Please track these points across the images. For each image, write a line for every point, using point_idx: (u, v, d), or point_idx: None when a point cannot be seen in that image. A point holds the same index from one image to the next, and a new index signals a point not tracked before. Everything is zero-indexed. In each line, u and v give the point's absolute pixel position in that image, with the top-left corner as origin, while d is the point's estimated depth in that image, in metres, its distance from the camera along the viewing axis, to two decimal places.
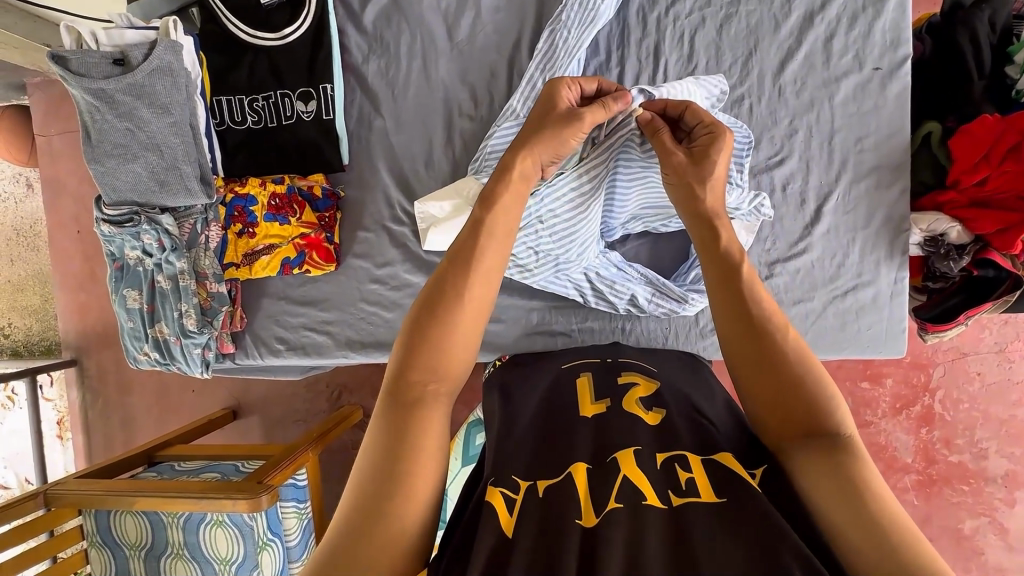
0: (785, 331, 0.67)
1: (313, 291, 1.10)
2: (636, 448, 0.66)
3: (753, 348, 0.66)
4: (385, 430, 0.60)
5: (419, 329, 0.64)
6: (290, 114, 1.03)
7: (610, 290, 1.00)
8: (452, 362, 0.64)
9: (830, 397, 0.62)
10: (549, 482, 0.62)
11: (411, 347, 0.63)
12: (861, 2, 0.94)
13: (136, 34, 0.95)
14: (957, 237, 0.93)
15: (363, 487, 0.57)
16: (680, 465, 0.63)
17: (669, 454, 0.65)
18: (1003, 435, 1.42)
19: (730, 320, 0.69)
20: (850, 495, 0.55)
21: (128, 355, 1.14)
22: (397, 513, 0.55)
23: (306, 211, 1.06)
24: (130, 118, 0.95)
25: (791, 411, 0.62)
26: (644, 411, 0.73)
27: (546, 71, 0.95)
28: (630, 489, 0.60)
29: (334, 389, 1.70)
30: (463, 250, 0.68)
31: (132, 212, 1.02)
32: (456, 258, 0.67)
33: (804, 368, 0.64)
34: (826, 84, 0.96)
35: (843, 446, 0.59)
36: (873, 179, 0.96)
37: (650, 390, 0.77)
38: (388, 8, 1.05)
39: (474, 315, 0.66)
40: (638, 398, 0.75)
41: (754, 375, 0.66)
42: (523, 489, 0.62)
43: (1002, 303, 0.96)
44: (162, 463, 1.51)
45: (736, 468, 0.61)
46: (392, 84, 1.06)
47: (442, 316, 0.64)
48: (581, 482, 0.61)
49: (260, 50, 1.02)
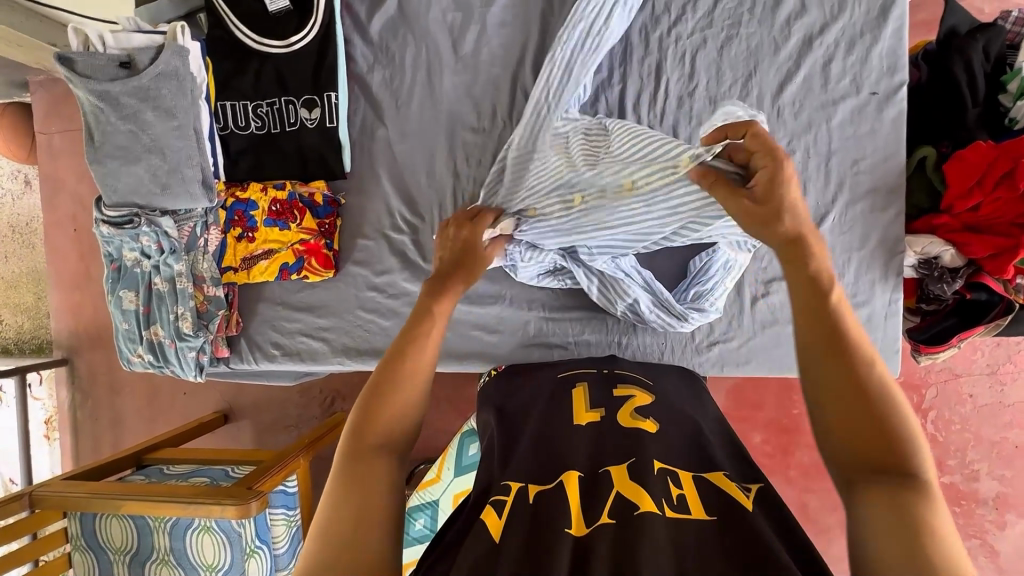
0: (871, 361, 0.62)
1: (311, 297, 1.10)
2: (630, 460, 0.66)
3: (839, 368, 0.61)
4: (342, 485, 0.60)
5: (382, 380, 0.69)
6: (294, 121, 1.04)
7: (615, 289, 0.98)
8: (405, 417, 0.68)
9: (905, 434, 0.58)
10: (542, 486, 0.63)
11: (370, 411, 0.66)
12: (860, 28, 0.96)
13: (143, 38, 0.95)
14: (951, 260, 0.94)
15: (333, 515, 0.58)
16: (673, 479, 0.63)
17: (664, 465, 0.65)
18: (995, 457, 1.42)
19: (810, 339, 0.64)
20: (904, 525, 0.51)
21: (122, 357, 1.12)
22: (364, 535, 0.56)
23: (307, 217, 1.06)
24: (134, 120, 0.95)
25: (863, 435, 0.58)
26: (639, 421, 0.74)
27: (552, 95, 0.95)
28: (624, 499, 0.60)
29: (328, 395, 1.70)
30: (412, 324, 0.74)
31: (131, 214, 1.01)
32: (407, 331, 0.73)
33: (883, 403, 0.59)
34: (824, 106, 0.97)
35: (916, 485, 0.54)
36: (869, 201, 0.97)
37: (646, 404, 0.78)
38: (395, 19, 1.06)
39: (422, 378, 0.70)
40: (632, 409, 0.76)
41: (832, 397, 0.61)
42: (514, 487, 0.63)
43: (994, 326, 0.97)
44: (149, 466, 1.51)
45: (727, 485, 0.61)
46: (396, 94, 1.07)
47: (393, 381, 0.68)
48: (571, 491, 0.62)
49: (266, 57, 1.03)
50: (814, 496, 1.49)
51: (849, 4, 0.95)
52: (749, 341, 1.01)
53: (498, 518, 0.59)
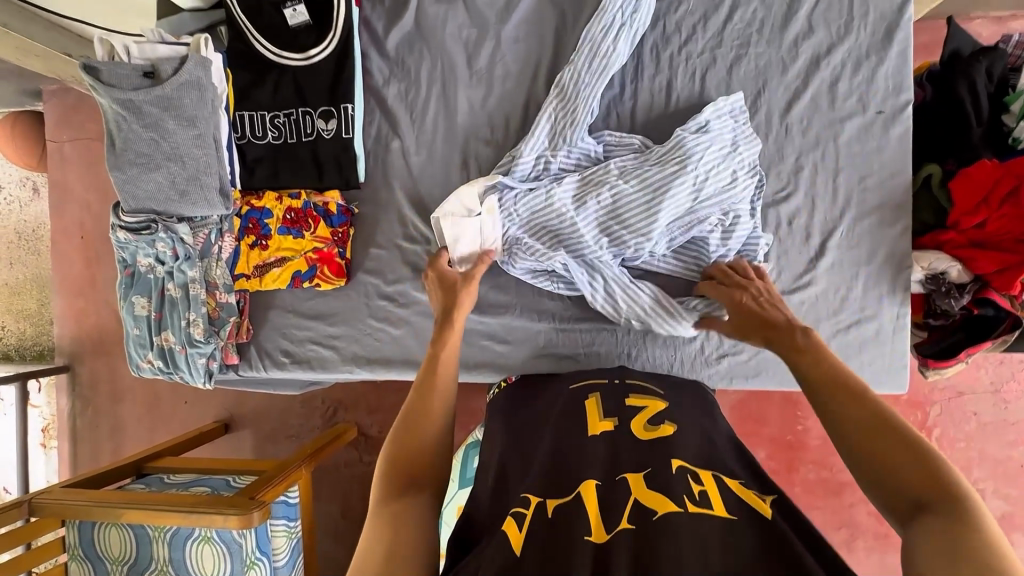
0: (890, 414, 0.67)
1: (322, 305, 1.11)
2: (647, 470, 0.66)
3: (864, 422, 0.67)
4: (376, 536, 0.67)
5: (409, 424, 0.79)
6: (311, 132, 1.06)
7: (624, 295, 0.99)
8: (422, 458, 0.76)
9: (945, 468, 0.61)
10: (560, 499, 0.63)
11: (393, 467, 0.75)
12: (866, 48, 0.98)
13: (167, 49, 0.97)
14: (958, 276, 0.95)
15: (369, 542, 0.67)
16: (692, 476, 0.65)
17: (683, 464, 0.67)
18: (1000, 476, 1.42)
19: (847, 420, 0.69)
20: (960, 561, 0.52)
21: (131, 362, 1.13)
22: (395, 550, 0.65)
23: (321, 226, 1.07)
24: (155, 128, 0.96)
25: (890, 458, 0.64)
26: (649, 429, 0.75)
27: (564, 113, 1.00)
28: (641, 503, 0.61)
29: (331, 405, 1.69)
30: (424, 383, 0.85)
31: (149, 220, 1.03)
32: (420, 389, 0.84)
33: (909, 438, 0.64)
34: (831, 124, 0.99)
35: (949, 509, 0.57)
36: (876, 217, 0.99)
37: (660, 411, 0.79)
38: (411, 35, 1.09)
39: (434, 424, 0.79)
40: (645, 418, 0.77)
41: (868, 443, 0.66)
42: (532, 503, 0.63)
43: (1000, 342, 0.97)
44: (149, 475, 1.50)
45: (749, 497, 0.62)
46: (411, 107, 1.09)
47: (410, 434, 0.78)
48: (590, 502, 0.62)
49: (285, 69, 1.05)
50: (818, 513, 1.49)
51: (855, 25, 0.98)
52: (759, 353, 1.01)
53: (516, 524, 0.60)
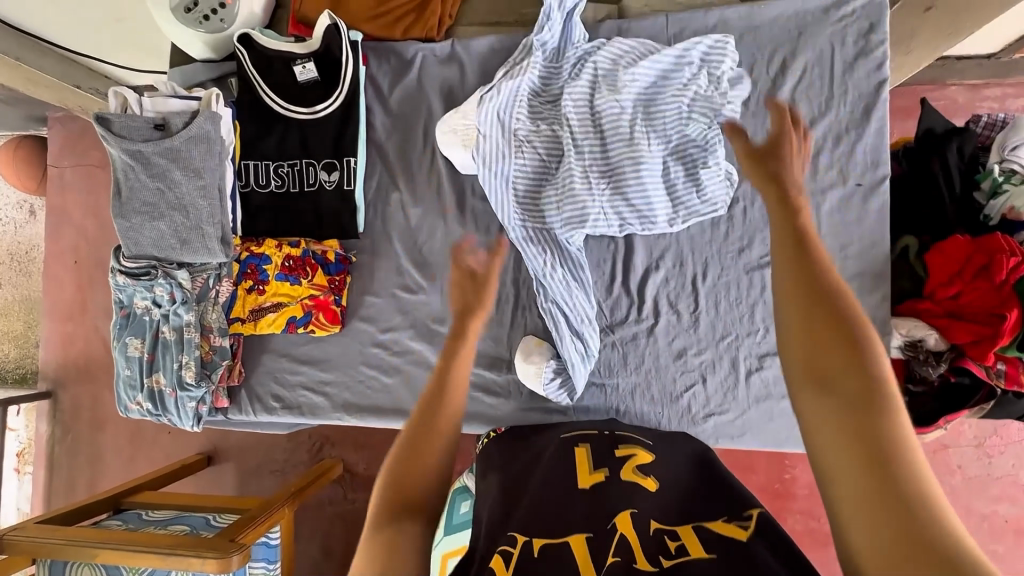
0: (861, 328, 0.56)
1: (315, 350, 1.12)
2: (631, 510, 0.69)
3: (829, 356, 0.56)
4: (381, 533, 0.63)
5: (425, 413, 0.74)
6: (313, 182, 1.09)
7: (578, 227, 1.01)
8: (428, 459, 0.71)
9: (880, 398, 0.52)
10: (546, 539, 0.64)
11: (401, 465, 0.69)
12: (845, 124, 1.04)
13: (179, 103, 1.00)
14: (935, 344, 0.97)
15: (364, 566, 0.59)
16: (670, 534, 0.64)
17: (661, 524, 0.66)
18: (986, 530, 1.43)
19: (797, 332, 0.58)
20: (886, 501, 0.46)
21: (119, 403, 1.12)
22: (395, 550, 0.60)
23: (318, 274, 1.09)
24: (162, 178, 0.99)
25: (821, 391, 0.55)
26: (640, 476, 0.77)
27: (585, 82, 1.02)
28: (625, 538, 0.64)
29: (316, 440, 1.67)
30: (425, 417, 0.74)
31: (149, 266, 1.05)
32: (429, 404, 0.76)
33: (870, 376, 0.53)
34: (813, 193, 1.04)
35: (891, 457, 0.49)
36: (856, 284, 1.03)
37: (649, 460, 0.82)
38: (414, 93, 1.14)
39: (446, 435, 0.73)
40: (635, 464, 0.80)
41: (818, 379, 0.55)
42: (520, 542, 0.63)
43: (977, 409, 1.01)
44: (128, 510, 1.47)
45: (726, 529, 0.62)
46: (412, 161, 1.13)
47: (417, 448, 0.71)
48: (578, 546, 0.63)
49: (292, 122, 1.09)
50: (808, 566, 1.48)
51: (835, 102, 1.04)
52: (744, 414, 1.03)
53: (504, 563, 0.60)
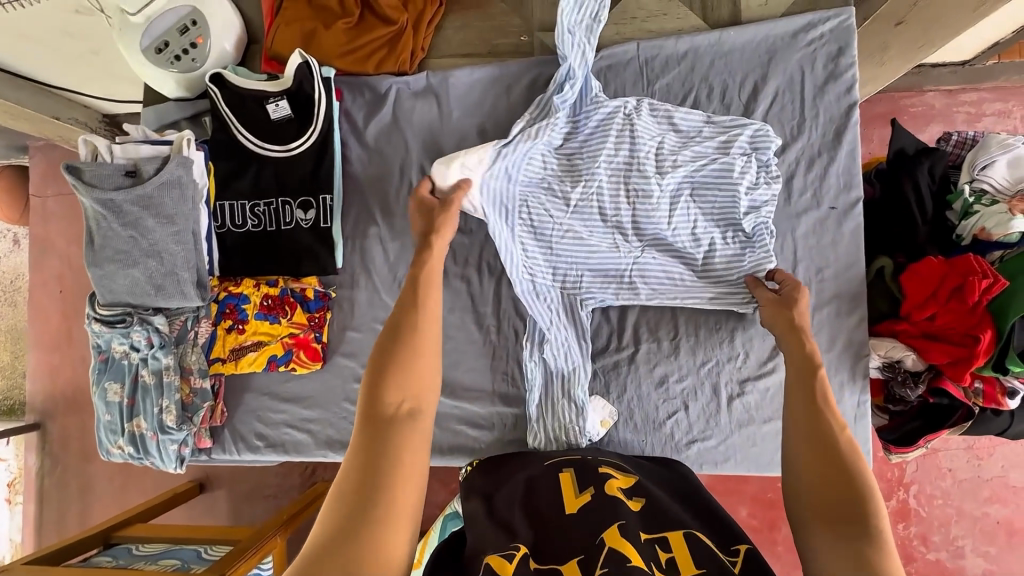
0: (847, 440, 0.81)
1: (297, 388, 1.12)
2: (620, 523, 0.74)
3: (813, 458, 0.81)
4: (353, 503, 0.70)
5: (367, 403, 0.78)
6: (290, 221, 1.09)
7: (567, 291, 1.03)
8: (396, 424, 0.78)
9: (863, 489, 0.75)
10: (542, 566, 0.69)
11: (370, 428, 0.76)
12: (817, 148, 1.04)
13: (149, 149, 1.00)
14: (913, 364, 0.98)
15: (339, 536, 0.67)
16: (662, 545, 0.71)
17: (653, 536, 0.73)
18: (977, 532, 1.44)
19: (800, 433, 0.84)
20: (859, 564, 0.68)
21: (101, 448, 1.11)
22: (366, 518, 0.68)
23: (297, 312, 1.09)
24: (135, 227, 0.98)
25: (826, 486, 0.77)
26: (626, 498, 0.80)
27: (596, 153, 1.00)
28: (616, 553, 0.68)
29: (308, 465, 1.66)
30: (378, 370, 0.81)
31: (125, 312, 1.04)
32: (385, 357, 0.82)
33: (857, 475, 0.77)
34: (789, 217, 1.05)
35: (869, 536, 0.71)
36: (834, 306, 1.03)
37: (632, 483, 0.84)
38: (389, 126, 1.14)
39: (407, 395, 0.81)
40: (619, 486, 0.82)
41: (814, 472, 0.79)
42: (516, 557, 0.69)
43: (957, 428, 1.02)
44: (119, 545, 1.44)
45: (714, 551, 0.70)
46: (389, 194, 1.13)
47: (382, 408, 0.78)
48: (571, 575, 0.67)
49: (266, 160, 1.09)
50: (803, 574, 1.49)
51: (807, 126, 1.05)
52: (727, 441, 1.03)
53: None
